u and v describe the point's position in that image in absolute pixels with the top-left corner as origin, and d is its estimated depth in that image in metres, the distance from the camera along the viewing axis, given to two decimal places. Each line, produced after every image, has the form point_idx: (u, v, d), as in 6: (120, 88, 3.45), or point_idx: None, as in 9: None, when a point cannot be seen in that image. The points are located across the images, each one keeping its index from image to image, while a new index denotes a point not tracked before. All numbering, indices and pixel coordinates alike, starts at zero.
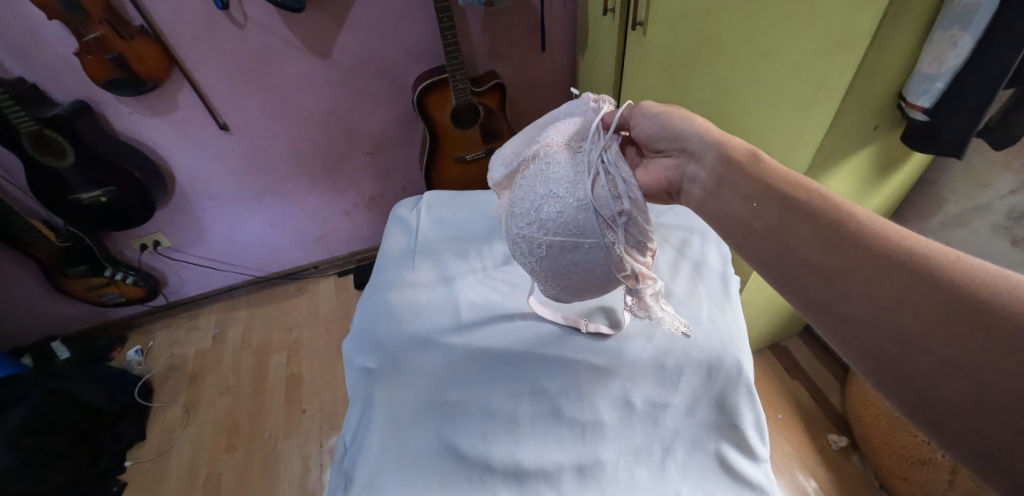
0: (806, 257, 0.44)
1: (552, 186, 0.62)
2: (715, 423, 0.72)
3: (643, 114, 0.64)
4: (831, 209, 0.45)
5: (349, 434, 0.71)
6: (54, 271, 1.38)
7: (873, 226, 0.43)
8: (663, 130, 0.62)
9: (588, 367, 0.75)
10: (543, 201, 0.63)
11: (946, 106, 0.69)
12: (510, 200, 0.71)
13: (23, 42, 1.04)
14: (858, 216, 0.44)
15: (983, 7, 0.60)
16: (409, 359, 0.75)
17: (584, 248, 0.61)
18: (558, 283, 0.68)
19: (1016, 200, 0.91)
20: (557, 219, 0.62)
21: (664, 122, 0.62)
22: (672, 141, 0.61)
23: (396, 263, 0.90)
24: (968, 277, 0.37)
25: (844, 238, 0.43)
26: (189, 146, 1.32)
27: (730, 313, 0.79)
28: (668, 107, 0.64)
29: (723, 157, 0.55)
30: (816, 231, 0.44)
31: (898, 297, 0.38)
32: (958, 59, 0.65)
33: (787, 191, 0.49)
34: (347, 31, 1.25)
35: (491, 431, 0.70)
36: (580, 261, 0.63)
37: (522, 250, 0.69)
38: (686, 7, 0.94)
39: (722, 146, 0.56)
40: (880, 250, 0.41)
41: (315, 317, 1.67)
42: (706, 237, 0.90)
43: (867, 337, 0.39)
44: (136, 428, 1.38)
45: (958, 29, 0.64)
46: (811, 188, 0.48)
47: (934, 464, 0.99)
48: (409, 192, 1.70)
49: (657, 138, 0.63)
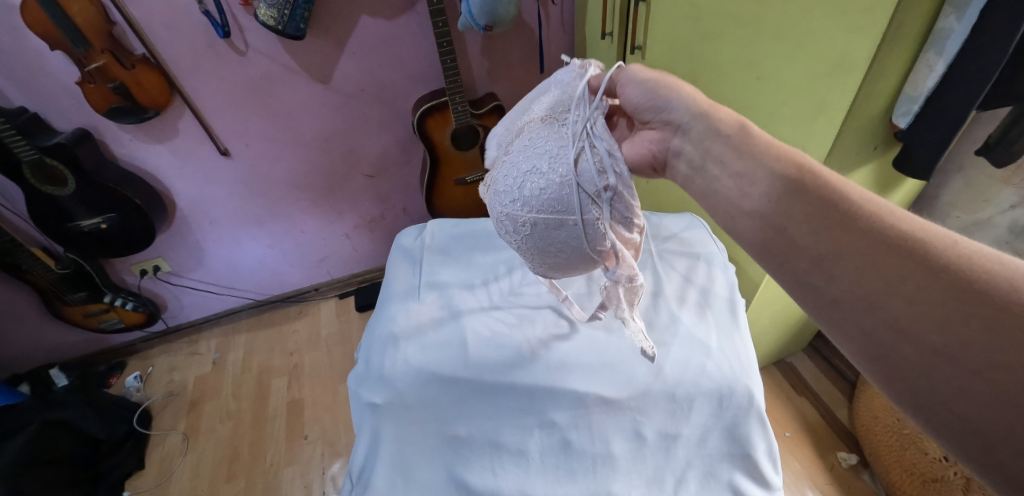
0: (797, 241, 0.43)
1: (535, 163, 0.62)
2: (727, 453, 0.72)
3: (630, 80, 0.60)
4: (825, 191, 0.44)
5: (356, 467, 0.70)
6: (52, 297, 1.37)
7: (871, 207, 0.41)
8: (650, 99, 0.58)
9: (598, 400, 0.73)
10: (526, 179, 0.63)
11: (923, 129, 0.71)
12: (494, 179, 0.72)
13: (25, 72, 1.04)
14: (851, 199, 0.43)
15: (957, 31, 0.62)
16: (414, 392, 0.74)
17: (569, 225, 0.61)
18: (544, 260, 0.68)
19: (1017, 214, 0.92)
20: (540, 196, 0.62)
21: (652, 90, 0.58)
22: (659, 111, 0.58)
23: (401, 294, 0.89)
24: (963, 260, 0.36)
25: (838, 220, 0.42)
26: (190, 171, 1.32)
27: (738, 342, 0.78)
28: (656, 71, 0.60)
29: (710, 139, 0.53)
30: (814, 212, 0.43)
31: (890, 284, 0.38)
32: (930, 83, 0.67)
33: (780, 170, 0.47)
34: (347, 58, 1.26)
35: (499, 466, 0.70)
36: (564, 238, 0.63)
37: (507, 228, 0.69)
38: (684, 30, 0.95)
39: (708, 119, 0.54)
40: (874, 229, 0.40)
41: (316, 341, 1.66)
42: (713, 262, 0.90)
43: (864, 330, 0.39)
44: (134, 456, 1.35)
45: (933, 54, 0.66)
46: (805, 166, 0.46)
47: (946, 482, 0.98)
48: (409, 212, 1.69)
49: (644, 105, 0.59)
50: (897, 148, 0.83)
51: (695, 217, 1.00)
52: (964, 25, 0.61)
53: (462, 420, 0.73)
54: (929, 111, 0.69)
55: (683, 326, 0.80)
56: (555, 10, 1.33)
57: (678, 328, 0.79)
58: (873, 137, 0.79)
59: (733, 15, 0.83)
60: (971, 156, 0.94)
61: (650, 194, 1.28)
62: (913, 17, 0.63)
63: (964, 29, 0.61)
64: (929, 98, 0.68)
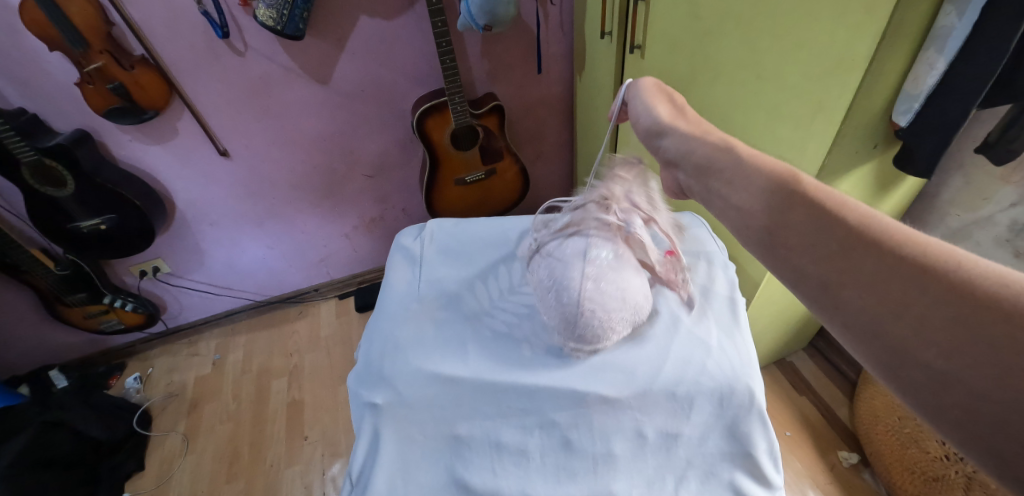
0: (801, 266, 0.40)
1: (603, 251, 0.74)
2: (727, 452, 0.73)
3: (634, 106, 0.67)
4: (823, 208, 0.41)
5: (356, 469, 0.71)
6: (51, 298, 1.36)
7: (874, 226, 0.38)
8: (649, 121, 0.62)
9: (599, 400, 0.71)
10: (592, 262, 0.73)
11: (924, 127, 0.71)
12: (546, 262, 0.78)
13: (24, 72, 1.04)
14: (848, 220, 0.39)
15: (957, 29, 0.62)
16: (414, 393, 0.74)
17: (626, 299, 0.73)
18: (587, 334, 0.73)
19: (1017, 213, 0.91)
20: (608, 275, 0.72)
21: (651, 113, 0.63)
22: (658, 137, 0.61)
23: (400, 296, 0.88)
24: (973, 286, 0.32)
25: (841, 243, 0.38)
26: (189, 172, 1.32)
27: (739, 342, 0.77)
28: (655, 98, 0.66)
29: (704, 167, 0.52)
30: (811, 236, 0.40)
31: (896, 311, 0.34)
32: (931, 80, 0.67)
33: (779, 186, 0.44)
34: (346, 58, 1.26)
35: (500, 465, 0.71)
36: (614, 311, 0.72)
37: (555, 308, 0.74)
38: (684, 29, 0.95)
39: (697, 141, 0.54)
40: (878, 250, 0.36)
41: (316, 342, 1.65)
42: (713, 261, 0.90)
43: (872, 350, 0.36)
44: (134, 457, 1.35)
45: (933, 52, 0.65)
46: (806, 184, 0.43)
47: (947, 481, 0.97)
48: (409, 213, 1.69)
49: (645, 133, 0.63)
50: (897, 145, 0.83)
51: (695, 216, 1.00)
52: (965, 23, 0.61)
53: (462, 421, 0.73)
54: (930, 108, 0.69)
55: (683, 328, 0.78)
56: (554, 10, 1.33)
57: (678, 329, 0.78)
58: (873, 136, 0.79)
59: (732, 15, 0.83)
60: (970, 155, 0.94)
61: None
62: (912, 15, 0.63)
63: (965, 26, 0.61)
64: (930, 95, 0.68)
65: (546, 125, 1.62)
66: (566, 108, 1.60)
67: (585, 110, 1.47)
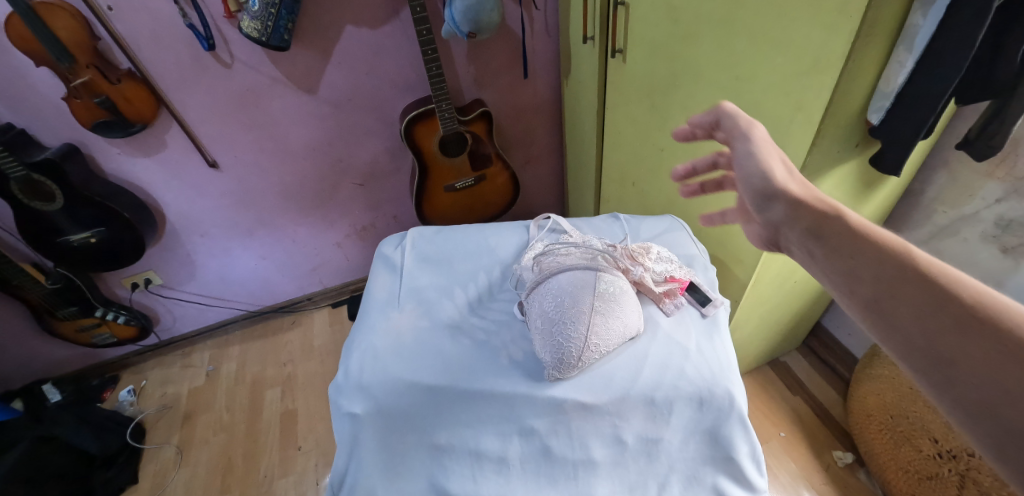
0: (909, 338, 0.40)
1: (591, 280, 0.77)
2: (710, 456, 0.72)
3: (748, 158, 0.56)
4: (930, 284, 0.41)
5: (337, 476, 0.73)
6: (44, 313, 1.36)
7: (990, 308, 0.38)
8: (765, 187, 0.54)
9: (576, 406, 0.72)
10: (582, 288, 0.76)
11: (892, 125, 0.71)
12: (540, 295, 0.79)
13: (12, 88, 1.05)
14: (961, 296, 0.39)
15: (924, 29, 0.62)
16: (392, 402, 0.74)
17: (621, 319, 0.75)
18: (586, 359, 0.74)
19: (1003, 208, 0.91)
20: (605, 300, 0.75)
21: (765, 174, 0.54)
22: (766, 199, 0.54)
23: (380, 308, 0.87)
24: None
25: (952, 319, 0.39)
26: (180, 184, 1.32)
27: (719, 344, 0.77)
28: (769, 145, 0.56)
29: (812, 233, 0.50)
30: (921, 312, 0.40)
31: (1011, 393, 0.34)
32: (901, 79, 0.67)
33: (883, 256, 0.45)
34: (333, 68, 1.27)
35: (480, 473, 0.72)
36: (611, 335, 0.74)
37: (555, 341, 0.73)
38: (664, 33, 0.96)
39: (809, 210, 0.51)
40: (998, 333, 0.36)
41: (309, 351, 1.65)
42: (694, 265, 0.89)
43: (979, 426, 0.35)
44: (128, 471, 1.34)
45: (903, 51, 0.66)
46: (913, 256, 0.43)
47: (941, 479, 0.97)
48: (400, 220, 1.70)
49: (750, 190, 0.56)
50: (875, 146, 0.83)
51: (675, 218, 1.00)
52: (930, 22, 0.62)
53: (442, 429, 0.73)
54: (898, 108, 0.70)
55: (661, 335, 0.78)
56: (538, 16, 1.34)
57: (656, 332, 0.78)
58: (853, 136, 0.79)
59: (711, 18, 0.84)
60: (954, 151, 0.95)
61: (637, 196, 1.28)
62: (886, 15, 0.63)
63: (930, 25, 0.62)
64: (899, 95, 0.69)
65: (536, 130, 1.62)
66: (555, 111, 1.60)
67: (573, 114, 1.48)
